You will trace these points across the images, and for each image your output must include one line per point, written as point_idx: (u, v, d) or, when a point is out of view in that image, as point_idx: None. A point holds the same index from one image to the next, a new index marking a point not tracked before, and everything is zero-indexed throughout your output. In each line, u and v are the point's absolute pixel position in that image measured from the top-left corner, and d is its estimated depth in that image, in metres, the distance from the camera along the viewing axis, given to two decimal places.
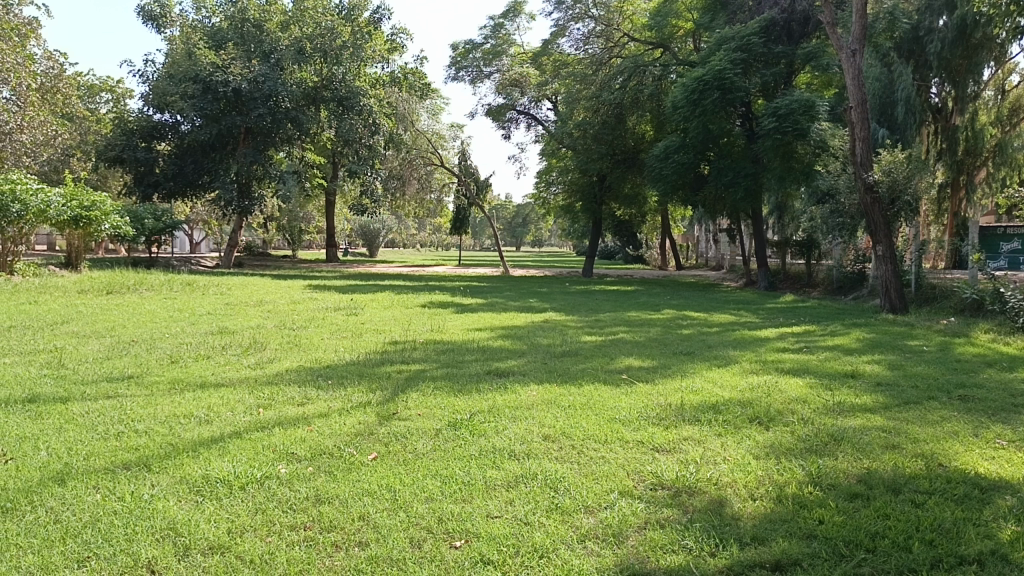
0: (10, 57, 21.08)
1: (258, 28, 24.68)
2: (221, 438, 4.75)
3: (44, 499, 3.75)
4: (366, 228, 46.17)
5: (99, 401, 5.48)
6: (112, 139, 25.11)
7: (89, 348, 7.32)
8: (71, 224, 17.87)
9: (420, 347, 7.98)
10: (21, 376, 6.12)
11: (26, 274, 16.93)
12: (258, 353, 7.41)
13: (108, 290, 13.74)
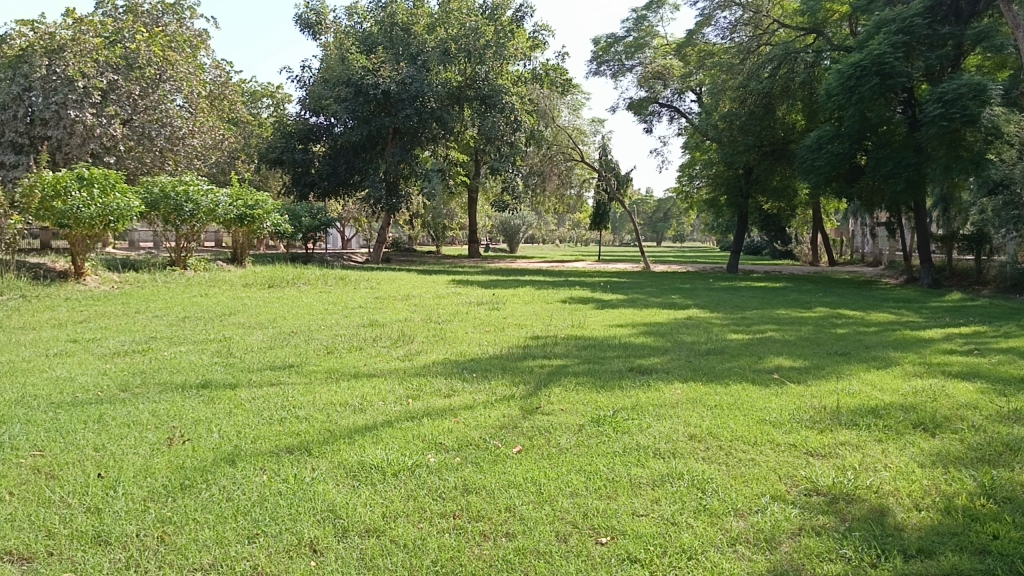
0: (183, 67, 23.29)
1: (405, 32, 25.72)
2: (375, 426, 4.95)
3: (217, 478, 4.03)
4: (507, 224, 46.82)
5: (264, 388, 5.84)
6: (273, 141, 26.87)
7: (254, 339, 7.80)
8: (237, 222, 19.16)
9: (562, 343, 8.01)
10: (195, 363, 6.62)
11: (198, 268, 18.32)
12: (407, 346, 7.68)
13: (269, 284, 14.62)
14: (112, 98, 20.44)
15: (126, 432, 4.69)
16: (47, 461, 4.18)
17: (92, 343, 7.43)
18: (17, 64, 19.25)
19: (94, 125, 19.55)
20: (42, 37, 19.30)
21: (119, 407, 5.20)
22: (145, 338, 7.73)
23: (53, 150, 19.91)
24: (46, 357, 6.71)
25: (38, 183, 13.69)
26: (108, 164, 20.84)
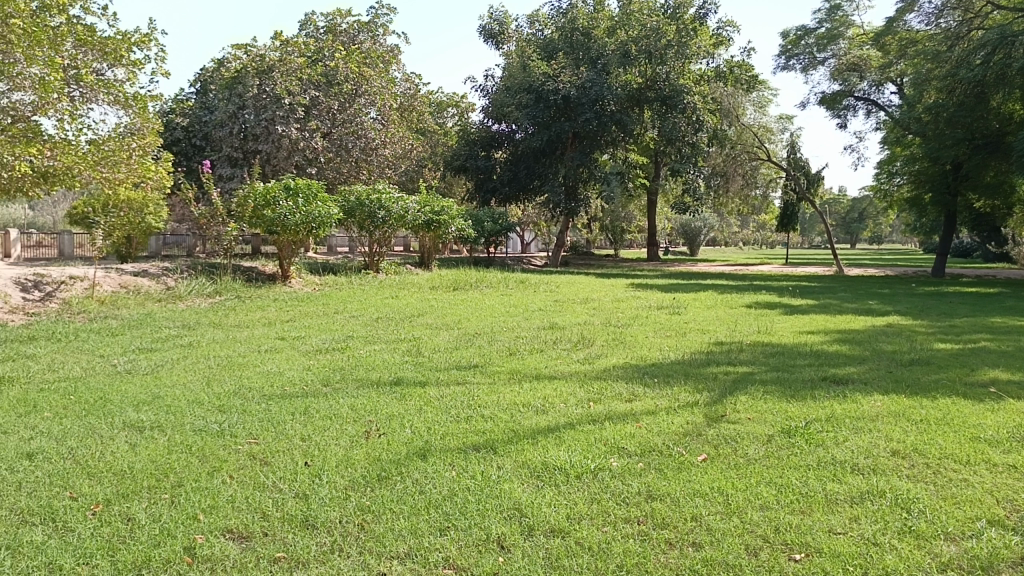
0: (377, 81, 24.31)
1: (586, 36, 25.55)
2: (558, 428, 5.01)
3: (410, 471, 4.22)
4: (687, 227, 45.91)
5: (451, 387, 6.06)
6: (457, 149, 28.15)
7: (440, 339, 8.12)
8: (424, 227, 20.00)
9: (747, 349, 7.73)
10: (388, 361, 6.99)
11: (389, 272, 19.38)
12: (587, 349, 7.71)
13: (453, 286, 15.17)
14: (314, 113, 22.21)
15: (329, 424, 5.02)
16: (261, 448, 4.56)
17: (297, 340, 8.02)
18: (233, 85, 21.74)
19: (298, 139, 21.49)
20: (254, 59, 21.21)
21: (322, 401, 5.58)
22: (343, 337, 8.23)
23: (263, 163, 21.95)
24: (258, 353, 7.31)
25: (250, 194, 15.06)
26: (312, 174, 22.57)
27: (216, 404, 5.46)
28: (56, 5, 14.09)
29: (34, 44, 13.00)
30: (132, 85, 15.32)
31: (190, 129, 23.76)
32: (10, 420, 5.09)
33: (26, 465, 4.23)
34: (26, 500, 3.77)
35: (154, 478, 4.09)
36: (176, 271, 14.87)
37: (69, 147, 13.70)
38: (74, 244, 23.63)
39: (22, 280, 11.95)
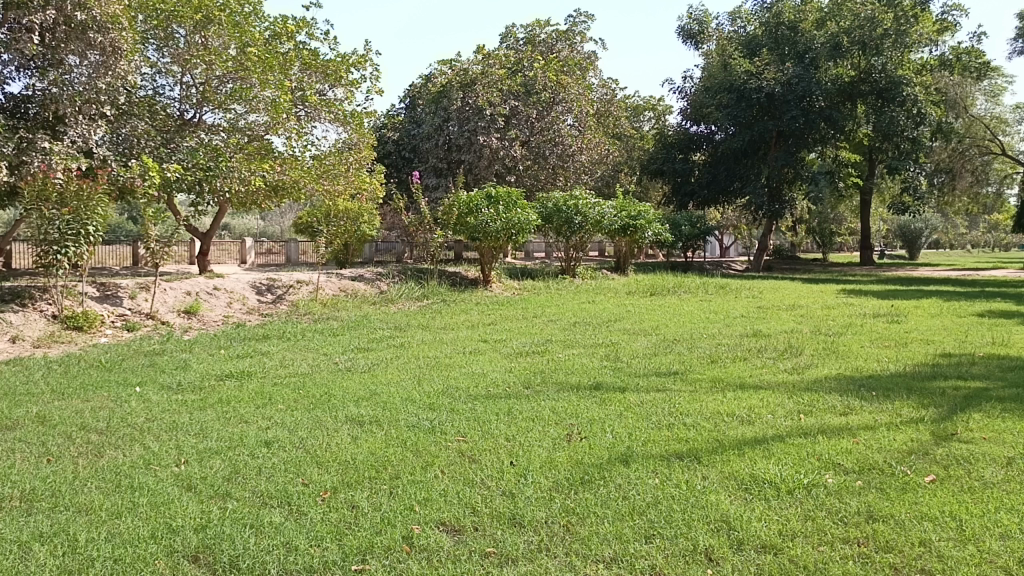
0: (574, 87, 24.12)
1: (792, 30, 24.07)
2: (765, 439, 4.81)
3: (613, 477, 4.22)
4: (904, 228, 42.66)
5: (651, 393, 6.00)
6: (654, 153, 27.99)
7: (639, 345, 8.07)
8: (621, 232, 19.91)
9: (980, 362, 7.05)
10: (587, 365, 7.04)
11: (585, 277, 19.58)
12: (794, 358, 7.37)
13: (650, 292, 15.02)
14: (513, 122, 22.78)
15: (531, 426, 5.13)
16: (469, 446, 4.74)
17: (499, 343, 8.30)
18: (439, 99, 22.93)
19: (498, 148, 22.18)
20: (458, 73, 22.30)
21: (524, 402, 5.73)
22: (543, 340, 8.40)
23: (466, 172, 23.04)
24: (463, 355, 7.62)
25: (455, 203, 15.83)
26: (511, 182, 23.27)
27: (427, 401, 5.76)
28: (286, 33, 15.44)
29: (266, 69, 14.52)
30: (349, 103, 16.51)
31: (400, 143, 25.49)
32: (250, 410, 5.64)
33: (264, 452, 4.67)
34: (265, 484, 4.16)
35: (374, 470, 4.36)
36: (389, 275, 15.84)
37: (296, 163, 15.06)
38: (298, 252, 25.82)
39: (257, 284, 13.24)
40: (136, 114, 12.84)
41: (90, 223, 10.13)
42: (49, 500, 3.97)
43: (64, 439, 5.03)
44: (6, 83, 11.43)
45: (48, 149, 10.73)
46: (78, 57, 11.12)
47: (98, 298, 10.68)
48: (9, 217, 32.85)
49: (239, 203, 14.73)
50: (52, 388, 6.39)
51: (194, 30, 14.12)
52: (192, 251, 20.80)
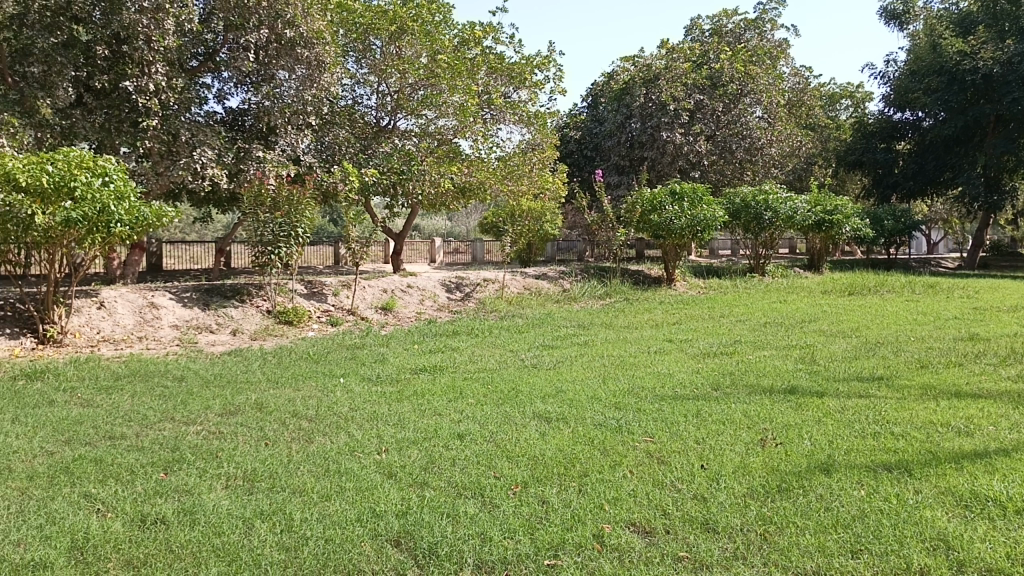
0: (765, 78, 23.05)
1: (1015, 3, 21.95)
2: (987, 453, 4.39)
3: (813, 486, 4.01)
4: None
5: (853, 399, 5.65)
6: (852, 143, 26.56)
7: (837, 347, 7.63)
8: (815, 227, 18.81)
9: None
10: (780, 367, 6.74)
11: (775, 275, 18.82)
12: (1020, 365, 6.68)
13: (848, 291, 14.13)
14: (698, 117, 22.20)
15: (722, 429, 4.99)
16: (657, 447, 4.68)
17: (685, 343, 8.13)
18: (623, 96, 22.91)
19: (683, 144, 21.73)
20: (642, 69, 22.33)
21: (714, 404, 5.56)
22: (731, 341, 8.13)
23: (649, 169, 22.82)
24: (648, 354, 7.52)
25: (639, 200, 15.75)
26: (696, 178, 22.74)
27: (614, 400, 5.74)
28: (473, 39, 15.90)
29: (455, 75, 15.04)
30: (533, 105, 16.77)
31: (582, 142, 25.71)
32: (442, 404, 5.87)
33: (457, 444, 4.84)
34: (460, 475, 4.30)
35: (563, 466, 4.40)
36: (572, 274, 15.97)
37: (482, 165, 15.55)
38: (484, 251, 26.64)
39: (447, 282, 13.76)
40: (338, 123, 13.73)
41: (299, 225, 10.91)
42: (268, 481, 4.32)
43: (279, 424, 5.46)
44: (226, 99, 12.62)
45: (262, 158, 11.73)
46: (287, 71, 12.00)
47: (305, 296, 11.55)
48: (231, 220, 36.39)
49: (430, 205, 15.40)
50: (267, 377, 6.99)
51: (389, 41, 14.79)
52: (386, 251, 21.96)
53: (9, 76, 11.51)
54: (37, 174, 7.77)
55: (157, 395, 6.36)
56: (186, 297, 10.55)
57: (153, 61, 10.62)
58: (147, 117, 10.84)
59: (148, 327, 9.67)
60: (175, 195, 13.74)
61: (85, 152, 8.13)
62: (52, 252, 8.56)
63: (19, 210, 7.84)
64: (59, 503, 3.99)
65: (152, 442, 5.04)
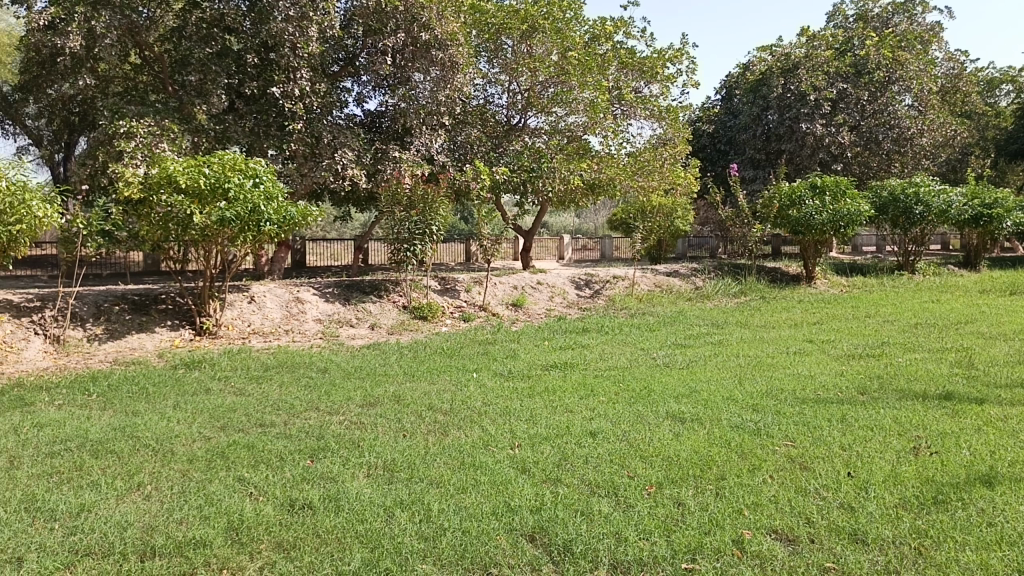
0: (915, 64, 21.72)
1: None
2: None
3: (974, 499, 3.74)
4: None
5: (1017, 407, 5.24)
6: (1014, 131, 24.63)
7: (1000, 351, 7.09)
8: (971, 222, 17.55)
9: None
10: (933, 372, 6.34)
11: (926, 272, 17.72)
12: None
13: (1009, 291, 13.09)
14: (841, 107, 21.20)
15: (870, 435, 4.74)
16: (800, 452, 4.50)
17: (828, 344, 7.78)
18: (760, 87, 22.26)
19: (824, 135, 20.82)
20: (780, 59, 21.66)
21: (860, 409, 5.29)
22: (879, 342, 7.74)
23: (787, 163, 22.02)
24: (787, 355, 7.27)
25: (777, 195, 15.22)
26: (837, 171, 21.74)
27: (751, 402, 5.56)
28: (605, 34, 15.80)
29: (585, 71, 15.03)
30: (665, 99, 16.50)
31: (715, 135, 25.15)
32: (574, 400, 5.87)
33: (590, 442, 4.83)
34: (593, 473, 4.29)
35: (699, 468, 4.30)
36: (705, 271, 15.61)
37: (612, 161, 15.44)
38: (613, 248, 26.49)
39: (576, 279, 13.75)
40: (470, 122, 13.98)
41: (434, 223, 11.19)
42: (407, 471, 4.45)
43: (416, 417, 5.62)
44: (365, 101, 13.10)
45: (398, 158, 12.08)
46: (422, 73, 12.29)
47: (439, 292, 11.84)
48: (367, 219, 37.85)
49: (559, 201, 15.45)
50: (404, 370, 7.21)
51: (520, 40, 14.90)
52: (515, 248, 22.19)
53: (170, 84, 12.53)
54: (195, 175, 8.35)
55: (302, 385, 6.69)
56: (328, 292, 11.03)
57: (298, 67, 11.13)
58: (292, 121, 11.39)
59: (294, 320, 10.17)
60: (317, 196, 14.39)
61: (238, 155, 8.63)
62: (207, 250, 9.17)
63: (180, 211, 8.44)
64: (217, 485, 4.25)
65: (300, 430, 5.31)
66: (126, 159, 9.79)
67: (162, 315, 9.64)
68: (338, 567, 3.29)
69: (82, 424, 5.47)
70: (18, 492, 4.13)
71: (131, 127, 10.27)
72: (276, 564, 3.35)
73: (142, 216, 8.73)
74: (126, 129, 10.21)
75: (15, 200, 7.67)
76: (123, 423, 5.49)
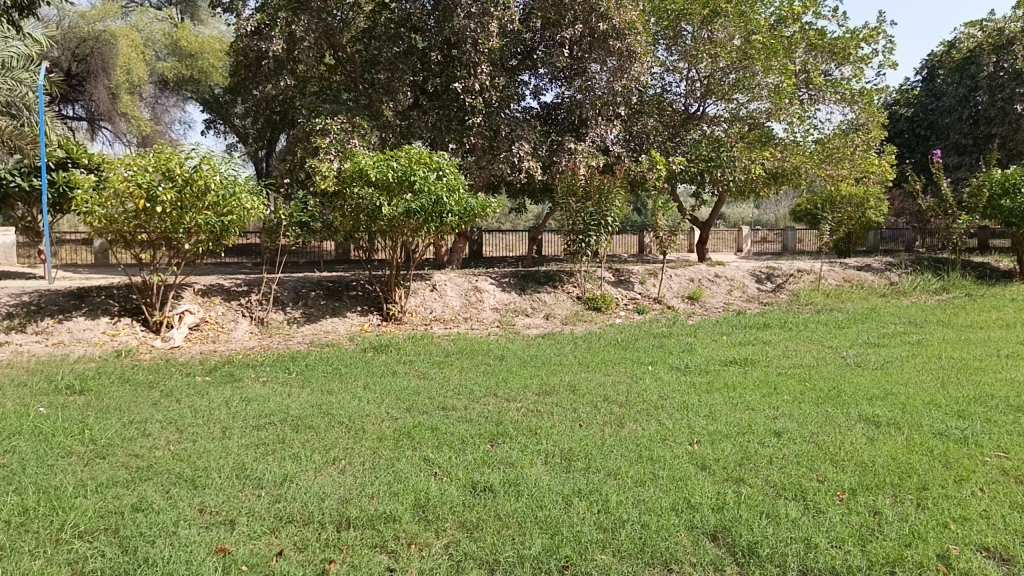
0: None
1: None
2: None
3: None
4: None
5: None
6: None
7: None
8: None
9: None
10: None
11: None
12: None
13: None
14: None
15: None
16: (1015, 465, 4.10)
17: None
18: (968, 66, 20.49)
19: None
20: (992, 34, 19.80)
21: None
22: None
23: (999, 148, 20.11)
24: (999, 358, 6.63)
25: (987, 183, 13.94)
26: None
27: (956, 409, 5.13)
28: (792, 15, 15.06)
29: (770, 56, 14.31)
30: (858, 81, 15.52)
31: (914, 120, 23.42)
32: (756, 398, 5.65)
33: (774, 442, 4.63)
34: (778, 475, 4.11)
35: (897, 476, 4.02)
36: (900, 266, 14.58)
37: (797, 149, 14.73)
38: (796, 240, 25.27)
39: (757, 272, 13.25)
40: (646, 111, 13.84)
41: (609, 214, 11.12)
42: (584, 461, 4.46)
43: (591, 408, 5.62)
44: (542, 94, 13.24)
45: (574, 149, 12.10)
46: (600, 64, 12.22)
47: (614, 283, 11.80)
48: (543, 211, 38.39)
49: (739, 192, 14.95)
50: (579, 360, 7.24)
51: (701, 26, 14.53)
52: (691, 240, 21.70)
53: (360, 82, 13.25)
54: (384, 169, 8.80)
55: (482, 371, 6.89)
56: (505, 282, 11.29)
57: (479, 62, 11.42)
58: (472, 115, 11.71)
59: (472, 308, 10.49)
60: (494, 188, 14.71)
61: (423, 149, 8.99)
62: (394, 240, 9.62)
63: (370, 203, 8.92)
64: (404, 463, 4.45)
65: (480, 415, 5.46)
66: (321, 154, 10.45)
67: (352, 300, 10.23)
68: (520, 551, 3.35)
69: (284, 400, 5.92)
70: (230, 460, 4.52)
71: (326, 124, 10.93)
72: (460, 543, 3.46)
73: (337, 208, 9.31)
74: (321, 127, 10.88)
75: (226, 193, 8.38)
76: (319, 400, 5.88)
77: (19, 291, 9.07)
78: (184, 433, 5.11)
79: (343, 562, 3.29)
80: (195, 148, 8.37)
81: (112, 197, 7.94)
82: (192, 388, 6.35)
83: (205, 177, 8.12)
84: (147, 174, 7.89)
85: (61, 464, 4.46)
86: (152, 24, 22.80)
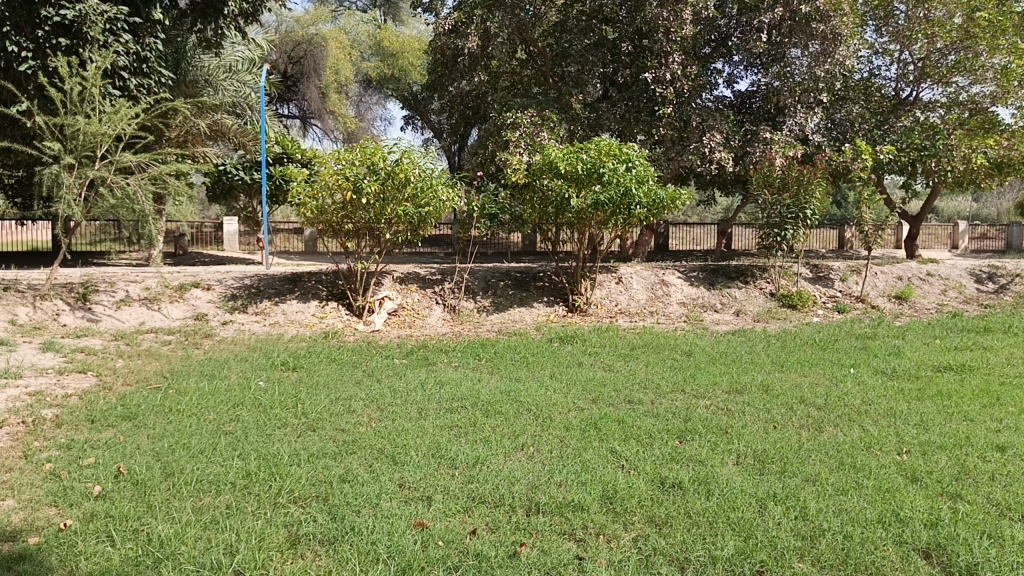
0: None
1: None
2: None
3: None
4: None
5: None
6: None
7: None
8: None
9: None
10: None
11: None
12: None
13: None
14: None
15: None
16: None
17: None
18: None
19: None
20: None
21: None
22: None
23: None
24: None
25: None
26: None
27: None
28: None
29: (998, 32, 12.90)
30: None
31: None
32: (975, 409, 5.17)
33: (997, 457, 4.22)
34: (1002, 494, 3.74)
35: None
36: None
37: None
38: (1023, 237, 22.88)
39: (976, 271, 12.11)
40: (852, 97, 13.05)
41: (808, 207, 10.56)
42: (779, 464, 4.27)
43: (787, 409, 5.38)
44: (736, 82, 12.81)
45: (769, 139, 11.60)
46: (800, 48, 11.61)
47: (812, 280, 11.23)
48: (734, 200, 37.23)
49: (956, 182, 13.74)
50: (773, 359, 6.94)
51: (916, 4, 13.61)
52: (898, 235, 20.24)
53: (552, 76, 13.45)
54: (573, 161, 8.88)
55: (668, 366, 6.78)
56: (693, 276, 11.04)
57: (671, 52, 11.32)
58: (663, 106, 11.54)
59: (659, 302, 10.35)
60: (684, 179, 14.42)
61: (612, 141, 8.94)
62: (581, 233, 9.65)
63: (559, 194, 9.03)
64: (591, 454, 4.47)
65: (668, 410, 5.37)
66: (511, 148, 10.70)
67: (540, 291, 10.41)
68: (712, 551, 3.26)
69: (475, 385, 6.13)
70: (427, 440, 4.74)
71: (516, 118, 11.20)
72: (649, 537, 3.43)
73: (527, 200, 9.49)
74: (513, 121, 11.15)
75: (424, 185, 8.73)
76: (508, 387, 6.03)
77: (241, 275, 9.97)
78: (384, 412, 5.42)
79: (534, 545, 3.35)
80: (397, 143, 8.79)
81: (323, 189, 8.55)
82: (392, 369, 6.73)
83: (406, 171, 8.54)
84: (354, 168, 8.43)
85: (278, 434, 4.87)
86: (359, 27, 24.10)
